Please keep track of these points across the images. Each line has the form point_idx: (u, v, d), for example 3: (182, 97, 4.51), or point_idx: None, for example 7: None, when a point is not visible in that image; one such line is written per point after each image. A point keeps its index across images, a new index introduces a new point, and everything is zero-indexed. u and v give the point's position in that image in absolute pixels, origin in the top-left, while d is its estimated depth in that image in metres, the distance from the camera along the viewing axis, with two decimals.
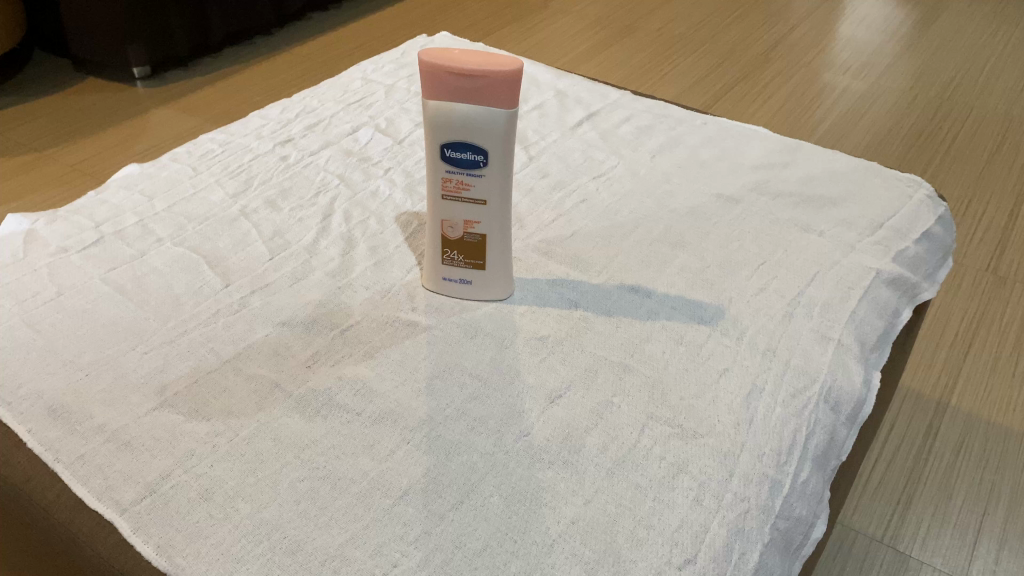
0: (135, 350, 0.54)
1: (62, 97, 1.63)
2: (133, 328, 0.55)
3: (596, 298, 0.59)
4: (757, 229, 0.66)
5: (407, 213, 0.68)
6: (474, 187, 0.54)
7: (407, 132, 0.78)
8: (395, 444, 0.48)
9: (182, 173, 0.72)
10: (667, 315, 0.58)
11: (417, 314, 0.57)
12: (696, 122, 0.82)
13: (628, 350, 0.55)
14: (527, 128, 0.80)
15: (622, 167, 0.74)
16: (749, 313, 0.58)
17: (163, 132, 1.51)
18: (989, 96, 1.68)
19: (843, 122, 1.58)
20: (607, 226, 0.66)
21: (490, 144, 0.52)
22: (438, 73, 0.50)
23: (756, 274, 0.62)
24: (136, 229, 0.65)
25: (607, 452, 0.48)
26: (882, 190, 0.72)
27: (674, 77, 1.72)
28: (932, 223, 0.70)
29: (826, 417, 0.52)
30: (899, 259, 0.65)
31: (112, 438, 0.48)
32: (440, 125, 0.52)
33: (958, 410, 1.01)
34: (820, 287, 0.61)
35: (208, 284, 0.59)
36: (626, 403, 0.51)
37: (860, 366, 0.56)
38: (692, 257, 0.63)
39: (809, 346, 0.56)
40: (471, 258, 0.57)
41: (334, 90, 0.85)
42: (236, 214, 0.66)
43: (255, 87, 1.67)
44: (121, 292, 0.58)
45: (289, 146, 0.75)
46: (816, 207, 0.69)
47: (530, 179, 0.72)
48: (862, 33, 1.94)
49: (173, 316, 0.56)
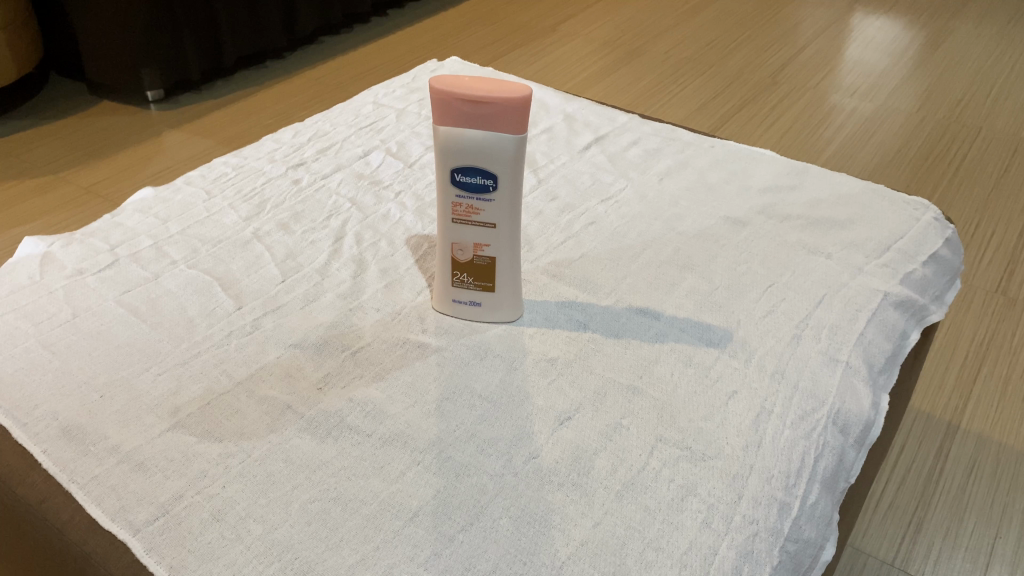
0: (149, 371, 0.55)
1: (78, 120, 1.66)
2: (147, 350, 0.56)
3: (604, 320, 0.60)
4: (764, 251, 0.67)
5: (417, 235, 0.69)
6: (483, 212, 0.55)
7: (418, 155, 0.79)
8: (405, 465, 0.48)
9: (196, 197, 0.73)
10: (676, 336, 0.58)
11: (427, 335, 0.58)
12: (703, 145, 0.83)
13: (638, 372, 0.55)
14: (536, 151, 0.81)
15: (630, 191, 0.75)
16: (757, 335, 0.58)
17: (174, 155, 1.53)
18: (997, 118, 1.69)
19: (850, 145, 1.58)
20: (615, 248, 0.67)
21: (499, 168, 0.53)
22: (448, 100, 0.52)
23: (764, 296, 0.62)
24: (151, 251, 0.66)
25: (617, 473, 0.48)
26: (889, 212, 0.72)
27: (682, 100, 1.73)
28: (940, 245, 0.70)
29: (834, 439, 0.52)
30: (906, 282, 0.65)
31: (126, 459, 0.48)
32: (450, 149, 0.53)
33: (969, 432, 1.01)
34: (827, 309, 0.61)
35: (221, 306, 0.60)
36: (635, 425, 0.51)
37: (869, 389, 0.56)
38: (701, 280, 0.64)
39: (817, 368, 0.56)
40: (481, 281, 0.58)
41: (346, 114, 0.87)
42: (249, 236, 0.67)
43: (266, 111, 1.69)
44: (135, 314, 0.59)
45: (302, 170, 0.77)
46: (823, 229, 0.70)
47: (539, 203, 0.73)
48: (869, 55, 1.96)
49: (186, 338, 0.57)
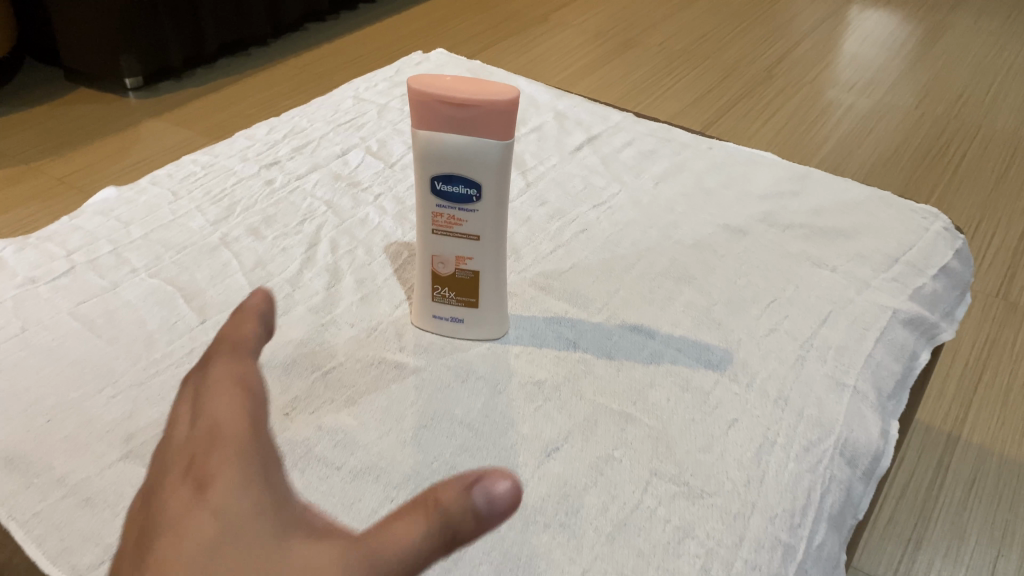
0: (102, 393, 0.50)
1: (54, 108, 1.60)
2: (102, 368, 0.52)
3: (596, 338, 0.56)
4: (766, 263, 0.63)
5: (397, 242, 0.64)
6: (466, 223, 0.51)
7: (400, 154, 0.75)
8: (377, 503, 0.44)
9: (162, 198, 0.68)
10: (672, 357, 0.54)
11: (405, 354, 0.54)
12: (701, 147, 0.78)
13: (631, 397, 0.51)
14: (525, 151, 0.76)
15: (623, 196, 0.71)
16: (759, 356, 0.54)
17: (155, 146, 1.48)
18: (996, 115, 1.65)
19: (847, 143, 1.55)
20: (607, 258, 0.63)
21: (483, 176, 0.49)
22: (428, 102, 0.47)
23: (766, 312, 0.58)
24: (111, 258, 0.61)
25: (608, 513, 0.44)
26: (895, 220, 0.68)
27: (676, 94, 1.69)
28: (950, 257, 0.66)
29: (841, 472, 0.49)
30: (916, 296, 0.61)
31: (72, 493, 0.45)
32: (429, 156, 0.49)
33: (970, 444, 0.98)
34: (833, 328, 0.57)
35: (183, 320, 0.56)
36: (629, 457, 0.47)
37: (877, 417, 0.52)
38: (698, 294, 0.60)
39: (822, 394, 0.52)
40: (464, 296, 0.54)
41: (325, 109, 0.82)
42: (216, 242, 0.63)
43: (249, 100, 1.63)
44: (91, 328, 0.55)
45: (275, 169, 0.72)
46: (828, 239, 0.66)
47: (528, 208, 0.69)
48: (866, 49, 1.92)
49: (144, 355, 0.53)
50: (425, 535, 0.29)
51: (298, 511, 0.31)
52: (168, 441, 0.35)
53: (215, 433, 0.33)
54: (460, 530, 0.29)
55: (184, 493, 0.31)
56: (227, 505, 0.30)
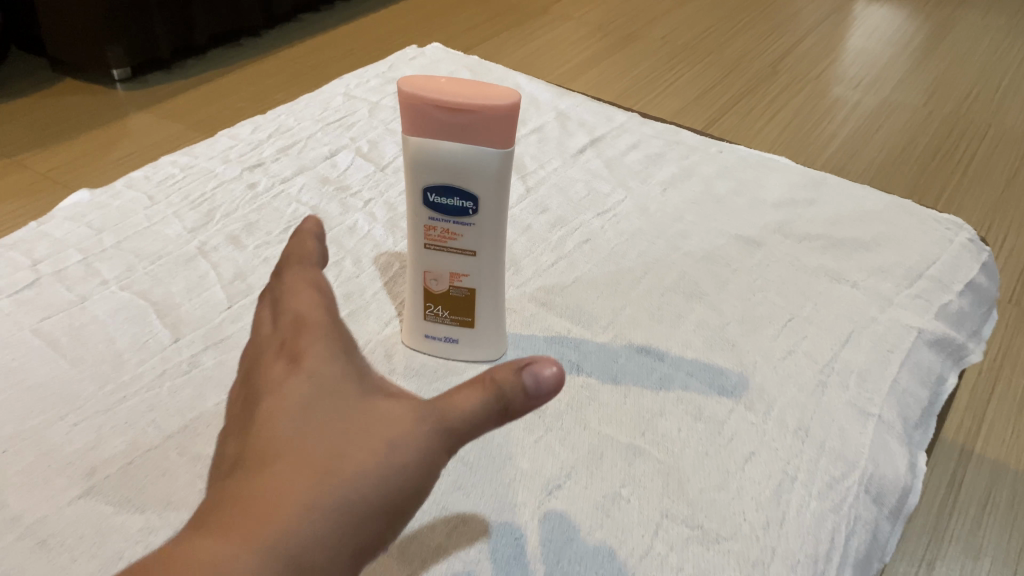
0: (64, 420, 0.46)
1: (38, 100, 1.55)
2: (65, 392, 0.48)
3: (601, 361, 0.52)
4: (782, 278, 0.59)
5: (388, 252, 0.60)
6: (462, 237, 0.47)
7: (392, 156, 0.71)
8: None
9: (137, 203, 0.64)
10: (683, 382, 0.50)
11: (395, 377, 0.50)
12: (711, 150, 0.74)
13: (640, 427, 0.47)
14: (525, 153, 0.72)
15: (629, 203, 0.66)
16: (776, 381, 0.50)
17: (142, 140, 1.43)
18: (1006, 114, 1.61)
19: (853, 141, 1.50)
20: (613, 271, 0.59)
21: (481, 188, 0.45)
22: (420, 106, 0.43)
23: (783, 333, 0.54)
24: (80, 269, 0.57)
25: (614, 560, 0.40)
26: (917, 231, 0.64)
27: (678, 90, 1.64)
28: (976, 271, 0.62)
29: (867, 511, 0.45)
30: (942, 315, 0.57)
31: (25, 534, 0.40)
32: (421, 165, 0.45)
33: (984, 457, 0.94)
34: (855, 350, 0.53)
35: (156, 339, 0.52)
36: (637, 495, 0.43)
37: (904, 449, 0.48)
38: (710, 311, 0.56)
39: (845, 424, 0.48)
40: (458, 315, 0.49)
41: (313, 107, 0.78)
42: (194, 251, 0.59)
43: (239, 93, 1.59)
44: (54, 347, 0.51)
45: (259, 172, 0.68)
46: (847, 252, 0.62)
47: (528, 215, 0.65)
48: (872, 44, 1.88)
49: (112, 378, 0.49)
50: (485, 399, 0.32)
51: (374, 379, 0.36)
52: (257, 335, 0.40)
53: (306, 321, 0.37)
54: (511, 402, 0.32)
55: (281, 362, 0.36)
56: (319, 368, 0.35)
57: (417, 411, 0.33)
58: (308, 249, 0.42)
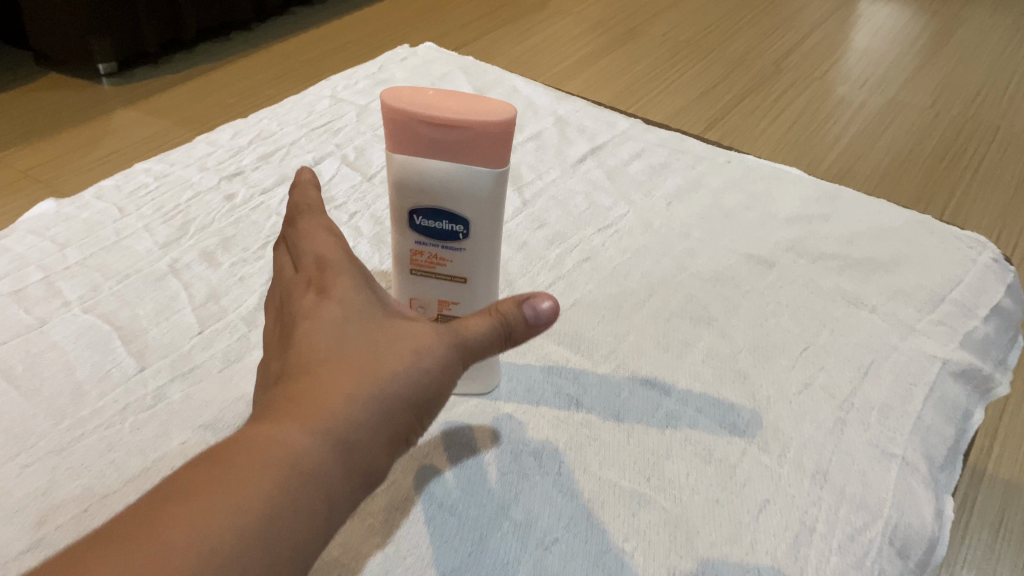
0: (13, 461, 0.42)
1: (21, 95, 1.50)
2: (17, 429, 0.44)
3: (602, 396, 0.48)
4: (795, 301, 0.55)
5: (373, 271, 0.56)
6: (452, 263, 0.43)
7: (379, 165, 0.67)
8: None
9: (106, 215, 0.60)
10: (690, 420, 0.46)
11: None
12: (718, 159, 0.70)
13: (644, 471, 0.43)
14: (522, 162, 0.68)
15: (631, 217, 0.62)
16: (792, 418, 0.47)
17: (127, 137, 1.37)
18: (1015, 116, 1.57)
19: (858, 143, 1.46)
20: (614, 294, 0.55)
21: (473, 211, 0.41)
22: (404, 120, 0.39)
23: (798, 363, 0.50)
24: (40, 288, 0.53)
25: None
26: (938, 251, 0.60)
27: (679, 88, 1.60)
28: (1002, 295, 0.58)
29: (893, 566, 0.40)
30: (967, 343, 0.53)
31: None
32: (407, 185, 0.41)
33: None
34: (876, 383, 0.49)
35: (119, 367, 0.48)
36: (641, 550, 0.39)
37: (931, 495, 0.44)
38: (719, 339, 0.52)
39: (866, 467, 0.44)
40: None
41: (298, 110, 0.73)
42: (165, 269, 0.55)
43: (229, 89, 1.54)
44: (8, 376, 0.47)
45: (237, 181, 0.64)
46: (864, 273, 0.58)
47: (523, 230, 0.61)
48: (878, 43, 1.84)
49: (69, 413, 0.45)
50: (492, 324, 0.35)
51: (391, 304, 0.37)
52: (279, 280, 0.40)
53: (325, 255, 0.38)
54: (514, 329, 0.36)
55: (302, 290, 0.37)
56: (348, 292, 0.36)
57: (432, 329, 0.35)
58: (310, 199, 0.42)
